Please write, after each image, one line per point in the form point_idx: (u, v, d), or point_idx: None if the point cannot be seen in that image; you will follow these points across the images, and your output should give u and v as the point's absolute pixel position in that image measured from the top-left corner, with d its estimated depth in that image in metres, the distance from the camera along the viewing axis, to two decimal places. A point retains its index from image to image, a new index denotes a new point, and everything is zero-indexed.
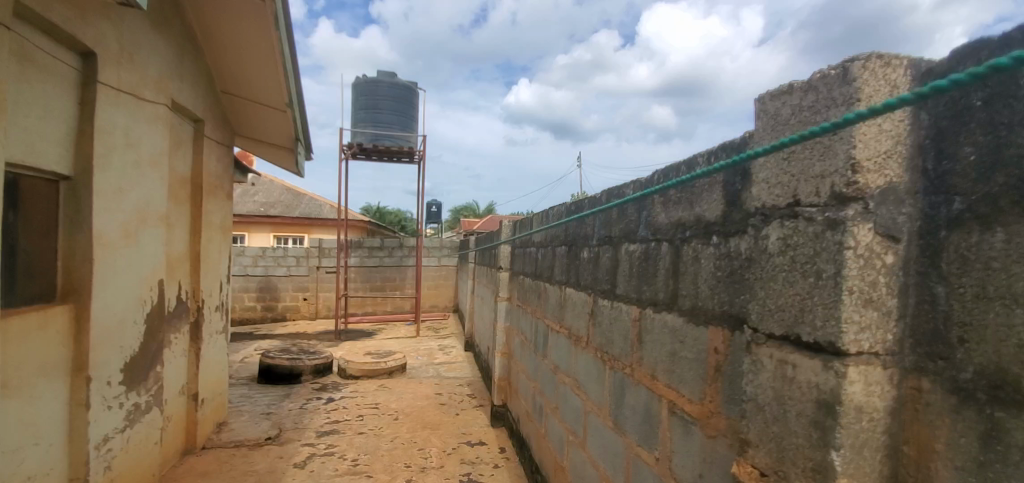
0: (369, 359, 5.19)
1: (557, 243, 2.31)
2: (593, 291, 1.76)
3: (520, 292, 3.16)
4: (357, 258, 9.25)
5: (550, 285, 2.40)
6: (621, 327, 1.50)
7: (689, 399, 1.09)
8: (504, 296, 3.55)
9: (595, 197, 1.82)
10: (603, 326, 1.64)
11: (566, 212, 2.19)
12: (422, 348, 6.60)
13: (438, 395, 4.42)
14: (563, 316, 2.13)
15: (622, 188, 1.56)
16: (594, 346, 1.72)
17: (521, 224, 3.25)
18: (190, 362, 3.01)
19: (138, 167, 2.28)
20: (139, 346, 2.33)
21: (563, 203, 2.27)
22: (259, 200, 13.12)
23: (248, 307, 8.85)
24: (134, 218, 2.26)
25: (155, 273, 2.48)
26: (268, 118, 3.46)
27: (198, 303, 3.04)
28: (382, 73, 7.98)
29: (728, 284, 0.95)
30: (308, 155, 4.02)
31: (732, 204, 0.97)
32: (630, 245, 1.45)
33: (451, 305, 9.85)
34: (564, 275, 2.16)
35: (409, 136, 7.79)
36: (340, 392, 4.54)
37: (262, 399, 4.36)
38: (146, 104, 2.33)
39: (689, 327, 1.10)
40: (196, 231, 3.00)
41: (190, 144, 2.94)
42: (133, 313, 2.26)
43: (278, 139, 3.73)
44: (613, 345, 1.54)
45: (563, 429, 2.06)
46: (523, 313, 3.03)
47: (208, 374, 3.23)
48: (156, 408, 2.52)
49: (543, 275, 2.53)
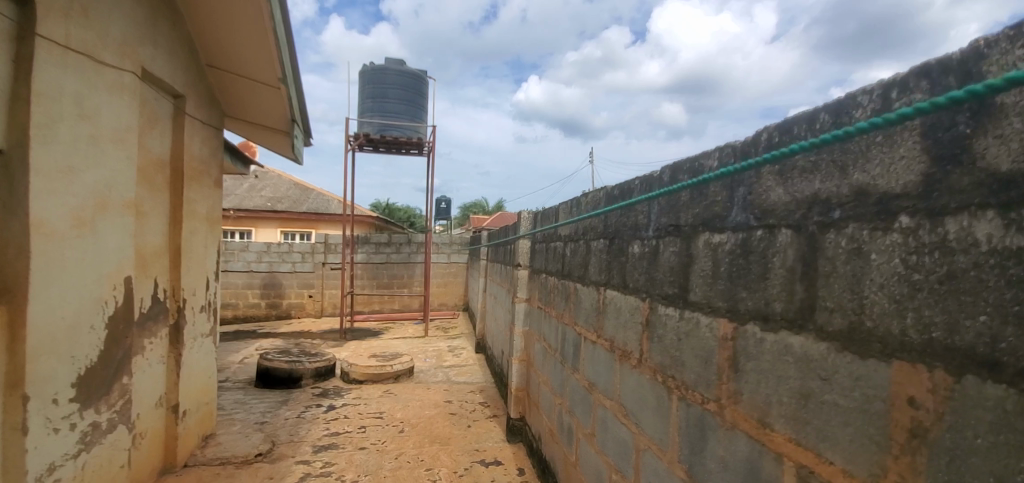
0: (374, 362, 4.83)
1: (594, 237, 1.90)
2: (650, 295, 1.36)
3: (542, 292, 2.78)
4: (364, 255, 8.93)
5: (584, 286, 2.00)
6: (698, 344, 1.09)
7: (848, 472, 0.70)
8: (523, 296, 3.17)
9: (649, 176, 1.41)
10: (667, 343, 1.24)
11: (607, 198, 1.78)
12: (430, 349, 6.24)
13: (447, 403, 4.05)
14: (603, 323, 1.73)
15: (697, 160, 1.16)
16: (652, 366, 1.32)
17: (543, 216, 2.87)
18: (169, 370, 2.67)
19: (94, 144, 1.93)
20: (97, 356, 1.98)
21: (602, 188, 1.87)
22: (266, 194, 12.85)
23: (253, 304, 8.57)
24: (88, 203, 1.90)
25: (121, 270, 2.13)
26: (261, 97, 3.10)
27: (179, 303, 2.69)
28: (391, 60, 7.62)
29: (945, 296, 0.58)
30: (307, 140, 3.66)
31: (946, 162, 0.59)
32: (712, 235, 1.06)
33: (461, 304, 9.49)
34: (604, 275, 1.76)
35: (418, 127, 7.42)
36: (342, 399, 4.19)
37: (258, 406, 4.02)
38: (106, 69, 1.98)
39: (841, 357, 0.71)
40: (175, 222, 2.66)
41: (169, 123, 2.60)
42: (89, 317, 1.92)
43: (273, 121, 3.37)
44: (685, 368, 1.14)
45: (601, 463, 1.68)
46: (547, 318, 2.64)
47: (193, 382, 2.89)
48: (122, 425, 2.18)
49: (575, 274, 2.13)
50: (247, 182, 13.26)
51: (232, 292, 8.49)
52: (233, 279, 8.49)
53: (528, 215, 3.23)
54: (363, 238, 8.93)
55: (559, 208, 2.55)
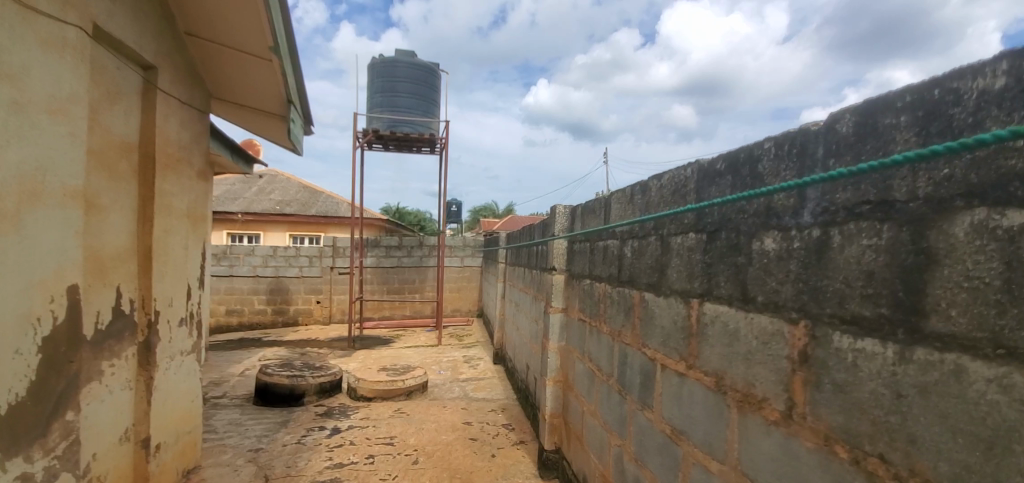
0: (384, 376, 4.35)
1: (676, 231, 1.41)
2: (807, 315, 0.88)
3: (586, 301, 2.29)
4: (374, 258, 8.52)
5: (659, 298, 1.50)
6: (960, 412, 0.63)
7: None
8: (559, 306, 2.66)
9: (803, 130, 0.93)
10: (861, 398, 0.77)
11: (700, 172, 1.28)
12: (445, 360, 5.77)
13: (467, 425, 3.57)
14: (700, 350, 1.24)
15: (939, 85, 0.69)
16: (819, 428, 0.85)
17: (586, 210, 2.38)
18: (139, 396, 2.22)
19: (19, 113, 1.48)
20: (28, 389, 1.53)
21: (688, 164, 1.38)
22: (275, 197, 12.50)
23: (259, 310, 8.18)
24: (10, 190, 1.45)
25: (64, 276, 1.68)
26: (251, 74, 2.65)
27: (150, 316, 2.25)
28: (401, 52, 7.18)
29: None
30: (307, 127, 3.21)
31: None
32: (1003, 215, 0.59)
33: (475, 310, 9.00)
34: (698, 283, 1.26)
35: (430, 122, 6.96)
36: (348, 420, 3.73)
37: (254, 429, 3.57)
38: (39, 18, 1.54)
39: None
40: (145, 219, 2.21)
41: (135, 99, 2.16)
42: (13, 339, 1.47)
43: (268, 104, 2.92)
44: (920, 448, 0.68)
45: None
46: (594, 335, 2.13)
47: (170, 409, 2.44)
48: (67, 473, 1.73)
49: (642, 282, 1.63)
50: (255, 185, 12.93)
51: (237, 298, 8.11)
52: (238, 284, 8.10)
53: (564, 209, 2.73)
54: (373, 241, 8.50)
55: (610, 198, 2.05)
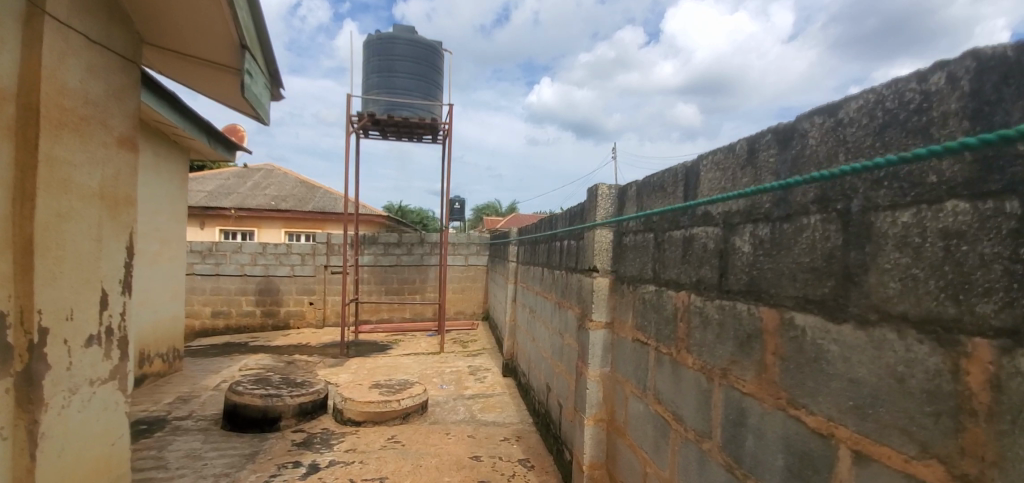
0: (376, 394, 3.69)
1: (893, 200, 0.74)
2: None
3: (648, 315, 1.62)
4: (371, 256, 7.87)
5: (832, 326, 0.84)
6: None
7: None
8: (603, 321, 1.98)
9: None
10: None
11: (991, 70, 0.63)
12: (448, 371, 5.10)
13: (475, 461, 2.90)
14: (1009, 452, 0.58)
15: None
16: None
17: (648, 186, 1.70)
18: (18, 450, 1.56)
19: None
20: None
21: (926, 71, 0.72)
22: (271, 192, 11.83)
23: (246, 312, 7.52)
24: None
25: None
26: (192, 8, 1.97)
27: (33, 337, 1.58)
28: (401, 28, 6.49)
29: None
30: (276, 89, 2.56)
31: None
32: None
33: (480, 312, 8.31)
34: (992, 305, 0.60)
35: (431, 105, 6.29)
36: (331, 452, 3.06)
37: (214, 464, 2.90)
38: None
39: None
40: (25, 198, 1.56)
41: (10, 25, 1.50)
42: None
43: (223, 53, 2.26)
44: None
45: None
46: (667, 368, 1.45)
47: (72, 461, 1.78)
48: None
49: (783, 295, 0.96)
50: (251, 180, 12.29)
51: (224, 298, 7.46)
52: (224, 284, 7.45)
53: (608, 189, 2.05)
54: (370, 238, 7.84)
55: (693, 164, 1.38)
